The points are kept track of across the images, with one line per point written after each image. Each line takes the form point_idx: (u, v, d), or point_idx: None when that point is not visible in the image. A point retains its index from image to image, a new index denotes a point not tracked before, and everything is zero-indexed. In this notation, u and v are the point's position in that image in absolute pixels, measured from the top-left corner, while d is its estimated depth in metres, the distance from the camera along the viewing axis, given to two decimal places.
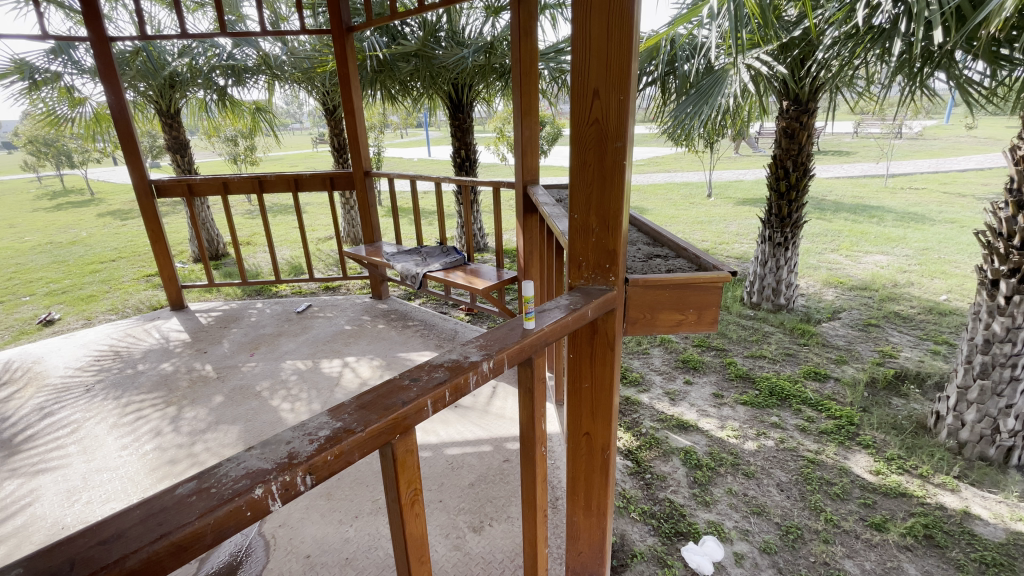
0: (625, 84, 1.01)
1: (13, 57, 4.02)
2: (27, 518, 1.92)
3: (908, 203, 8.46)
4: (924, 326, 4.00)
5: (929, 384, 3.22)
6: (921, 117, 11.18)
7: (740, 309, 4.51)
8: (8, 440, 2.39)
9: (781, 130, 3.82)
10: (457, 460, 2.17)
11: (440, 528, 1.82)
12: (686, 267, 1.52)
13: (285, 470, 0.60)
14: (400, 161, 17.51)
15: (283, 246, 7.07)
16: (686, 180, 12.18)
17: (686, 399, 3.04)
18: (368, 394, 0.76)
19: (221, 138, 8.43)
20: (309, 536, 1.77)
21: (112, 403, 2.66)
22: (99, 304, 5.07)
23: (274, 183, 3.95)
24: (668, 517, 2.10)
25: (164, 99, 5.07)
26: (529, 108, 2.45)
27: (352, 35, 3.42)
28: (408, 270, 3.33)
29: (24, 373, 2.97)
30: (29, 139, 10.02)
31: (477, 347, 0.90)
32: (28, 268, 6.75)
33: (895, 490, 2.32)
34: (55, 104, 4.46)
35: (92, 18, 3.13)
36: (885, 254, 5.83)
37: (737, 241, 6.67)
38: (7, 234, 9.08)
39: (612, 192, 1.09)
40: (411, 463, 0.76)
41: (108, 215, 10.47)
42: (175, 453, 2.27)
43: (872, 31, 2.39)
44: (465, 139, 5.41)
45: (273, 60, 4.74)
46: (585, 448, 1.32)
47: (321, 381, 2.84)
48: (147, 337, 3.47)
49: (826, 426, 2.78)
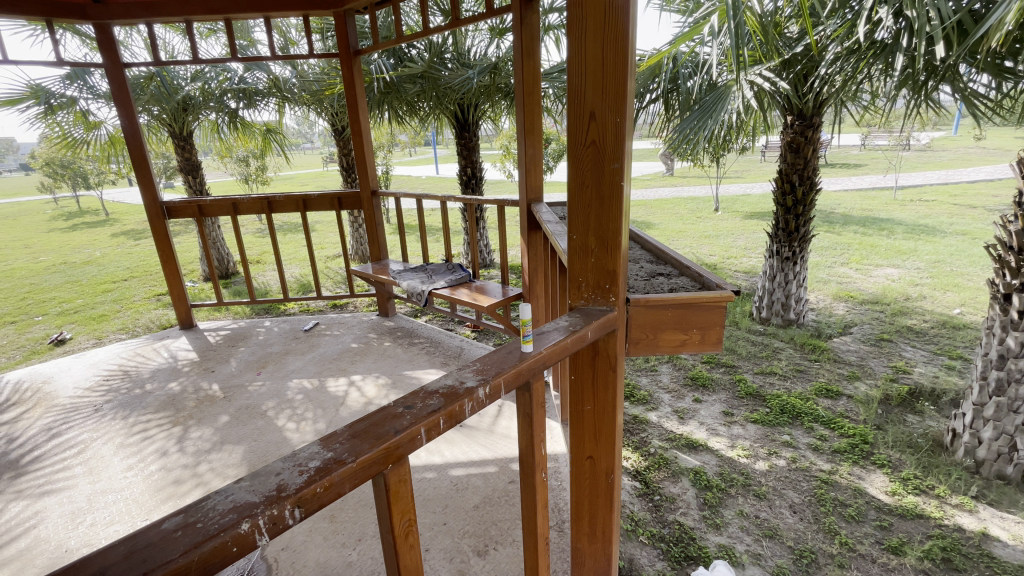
0: (621, 105, 1.00)
1: (29, 82, 4.11)
2: (33, 540, 1.92)
3: (918, 215, 8.38)
4: (938, 341, 3.92)
5: (944, 401, 3.14)
6: (928, 127, 11.14)
7: (749, 324, 4.46)
8: (15, 461, 2.40)
9: (786, 145, 3.80)
10: (462, 481, 2.14)
11: (444, 553, 1.79)
12: (688, 285, 1.51)
13: (273, 503, 0.59)
14: (409, 179, 17.74)
15: (292, 265, 7.16)
16: (693, 195, 12.16)
17: (695, 418, 2.99)
18: (360, 422, 0.74)
19: (233, 158, 8.62)
20: (312, 560, 1.74)
21: (119, 423, 2.67)
22: (111, 324, 5.12)
23: (283, 203, 4.01)
24: (677, 540, 2.05)
25: (177, 122, 5.19)
26: (532, 127, 2.48)
27: (359, 58, 3.47)
28: (413, 287, 3.34)
29: (34, 394, 2.99)
30: (46, 162, 10.31)
31: (474, 372, 0.89)
32: (42, 288, 6.87)
33: (912, 512, 2.24)
34: (70, 128, 4.61)
35: (106, 44, 3.22)
36: (897, 267, 5.75)
37: (744, 255, 6.63)
38: (24, 254, 9.24)
39: (610, 214, 1.08)
40: (404, 493, 0.75)
41: (122, 235, 10.65)
42: (179, 474, 2.26)
43: (873, 45, 2.38)
44: (471, 157, 5.44)
45: (283, 83, 4.89)
46: (589, 473, 1.29)
47: (327, 400, 2.83)
48: (156, 357, 3.49)
49: (839, 445, 2.71)
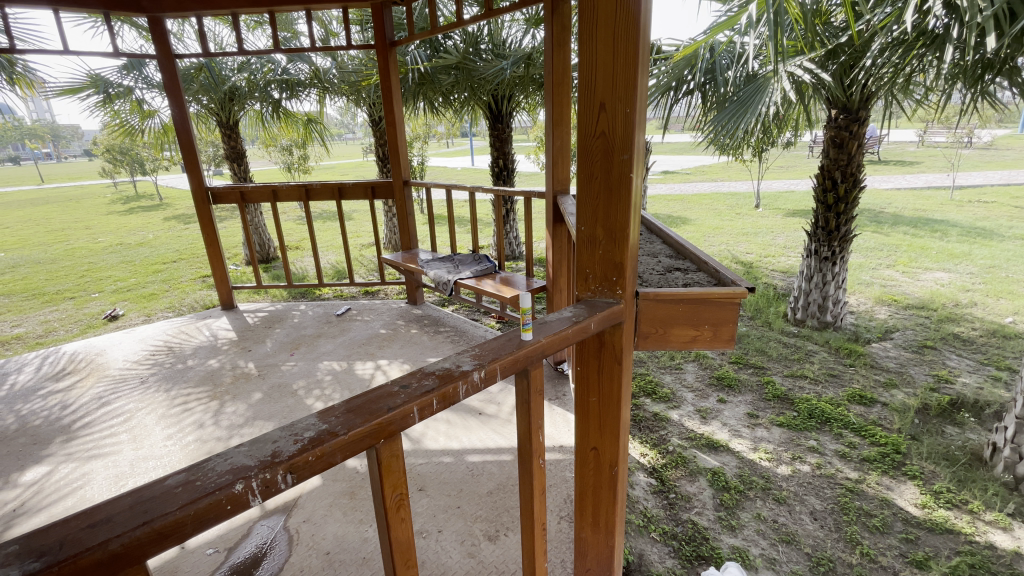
0: (631, 96, 0.99)
1: (90, 72, 4.38)
2: (79, 499, 2.08)
3: (976, 217, 7.89)
4: (986, 351, 3.70)
5: (988, 414, 2.97)
6: (992, 123, 10.43)
7: (783, 325, 4.32)
8: (68, 426, 2.59)
9: (830, 140, 3.63)
10: (478, 467, 2.18)
11: (456, 535, 1.83)
12: (705, 281, 1.48)
13: (266, 468, 0.63)
14: (444, 170, 17.97)
15: (328, 252, 7.38)
16: (733, 191, 11.81)
17: (718, 418, 2.94)
18: (357, 398, 0.78)
19: (277, 147, 8.91)
20: (330, 534, 1.82)
21: (162, 395, 2.84)
22: (159, 303, 5.42)
23: (320, 191, 4.13)
24: (690, 539, 2.03)
25: (224, 112, 5.42)
26: (561, 119, 2.46)
27: (395, 49, 3.52)
28: (440, 277, 3.41)
29: (87, 364, 3.22)
30: (107, 148, 10.95)
31: (472, 356, 0.91)
32: (100, 267, 7.31)
33: (942, 526, 2.15)
34: (127, 116, 4.88)
35: (158, 36, 3.38)
36: (947, 271, 5.44)
37: (783, 254, 6.41)
38: (85, 235, 9.86)
39: (617, 206, 1.07)
40: (396, 468, 0.78)
41: (174, 220, 11.21)
42: (213, 445, 2.39)
43: (925, 35, 2.23)
44: (504, 149, 5.44)
45: (324, 74, 5.01)
46: (593, 464, 1.30)
47: (353, 382, 2.92)
48: (198, 335, 3.68)
49: (868, 453, 2.61)
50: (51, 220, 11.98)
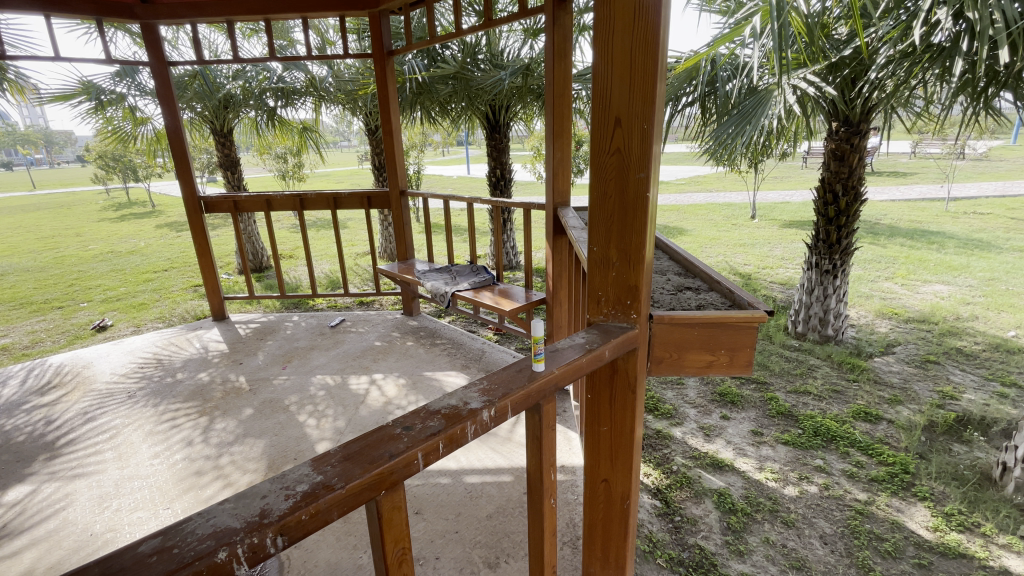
0: (650, 110, 0.93)
1: (81, 79, 4.29)
2: (60, 522, 1.97)
3: (971, 228, 7.94)
4: (990, 365, 3.67)
5: (995, 431, 2.92)
6: (985, 135, 10.52)
7: (784, 339, 4.28)
8: (50, 443, 2.49)
9: (830, 152, 3.60)
10: (477, 489, 2.10)
11: (454, 562, 1.75)
12: (717, 302, 1.42)
13: (253, 531, 0.56)
14: (440, 179, 17.96)
15: (322, 261, 7.30)
16: (728, 201, 11.84)
17: (722, 436, 2.87)
18: (355, 442, 0.70)
19: (272, 155, 8.83)
20: (323, 560, 1.73)
21: (150, 411, 2.74)
22: (149, 313, 5.31)
23: (315, 201, 4.05)
24: (697, 565, 1.95)
25: (218, 119, 5.34)
26: (561, 130, 2.41)
27: (393, 58, 3.45)
28: (437, 288, 3.32)
29: (73, 377, 3.11)
30: (99, 154, 10.82)
31: (479, 392, 0.84)
32: (89, 276, 7.17)
33: (955, 550, 2.09)
34: (120, 123, 4.80)
35: (151, 43, 3.31)
36: (946, 284, 5.43)
37: (781, 266, 6.38)
38: (75, 242, 9.71)
39: (632, 227, 1.01)
40: (398, 520, 0.71)
41: (166, 227, 11.07)
42: (202, 464, 2.29)
43: (930, 49, 2.21)
44: (501, 159, 5.40)
45: (320, 82, 4.94)
46: (603, 496, 1.22)
47: (347, 398, 2.83)
48: (188, 347, 3.58)
49: (876, 473, 2.55)
50: (41, 227, 11.81)
